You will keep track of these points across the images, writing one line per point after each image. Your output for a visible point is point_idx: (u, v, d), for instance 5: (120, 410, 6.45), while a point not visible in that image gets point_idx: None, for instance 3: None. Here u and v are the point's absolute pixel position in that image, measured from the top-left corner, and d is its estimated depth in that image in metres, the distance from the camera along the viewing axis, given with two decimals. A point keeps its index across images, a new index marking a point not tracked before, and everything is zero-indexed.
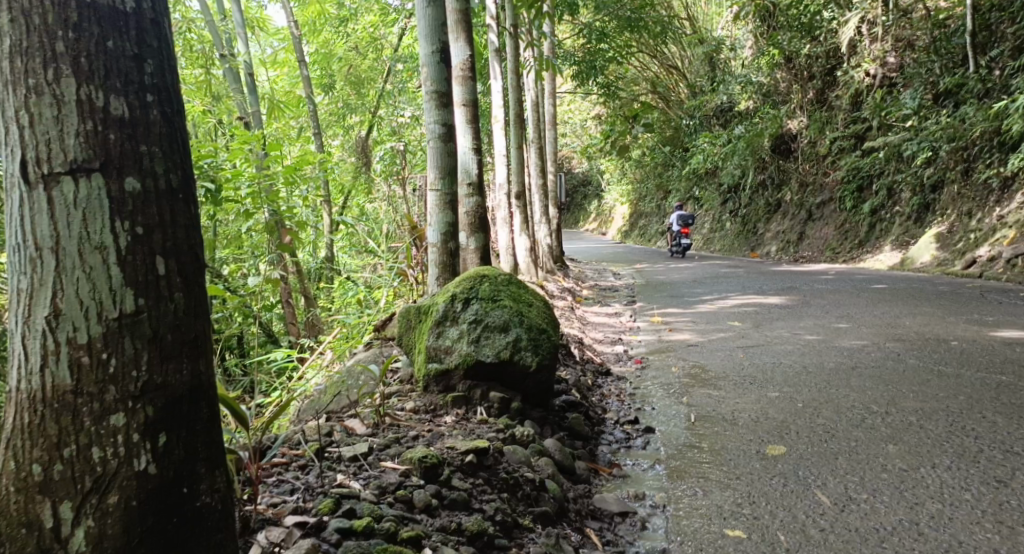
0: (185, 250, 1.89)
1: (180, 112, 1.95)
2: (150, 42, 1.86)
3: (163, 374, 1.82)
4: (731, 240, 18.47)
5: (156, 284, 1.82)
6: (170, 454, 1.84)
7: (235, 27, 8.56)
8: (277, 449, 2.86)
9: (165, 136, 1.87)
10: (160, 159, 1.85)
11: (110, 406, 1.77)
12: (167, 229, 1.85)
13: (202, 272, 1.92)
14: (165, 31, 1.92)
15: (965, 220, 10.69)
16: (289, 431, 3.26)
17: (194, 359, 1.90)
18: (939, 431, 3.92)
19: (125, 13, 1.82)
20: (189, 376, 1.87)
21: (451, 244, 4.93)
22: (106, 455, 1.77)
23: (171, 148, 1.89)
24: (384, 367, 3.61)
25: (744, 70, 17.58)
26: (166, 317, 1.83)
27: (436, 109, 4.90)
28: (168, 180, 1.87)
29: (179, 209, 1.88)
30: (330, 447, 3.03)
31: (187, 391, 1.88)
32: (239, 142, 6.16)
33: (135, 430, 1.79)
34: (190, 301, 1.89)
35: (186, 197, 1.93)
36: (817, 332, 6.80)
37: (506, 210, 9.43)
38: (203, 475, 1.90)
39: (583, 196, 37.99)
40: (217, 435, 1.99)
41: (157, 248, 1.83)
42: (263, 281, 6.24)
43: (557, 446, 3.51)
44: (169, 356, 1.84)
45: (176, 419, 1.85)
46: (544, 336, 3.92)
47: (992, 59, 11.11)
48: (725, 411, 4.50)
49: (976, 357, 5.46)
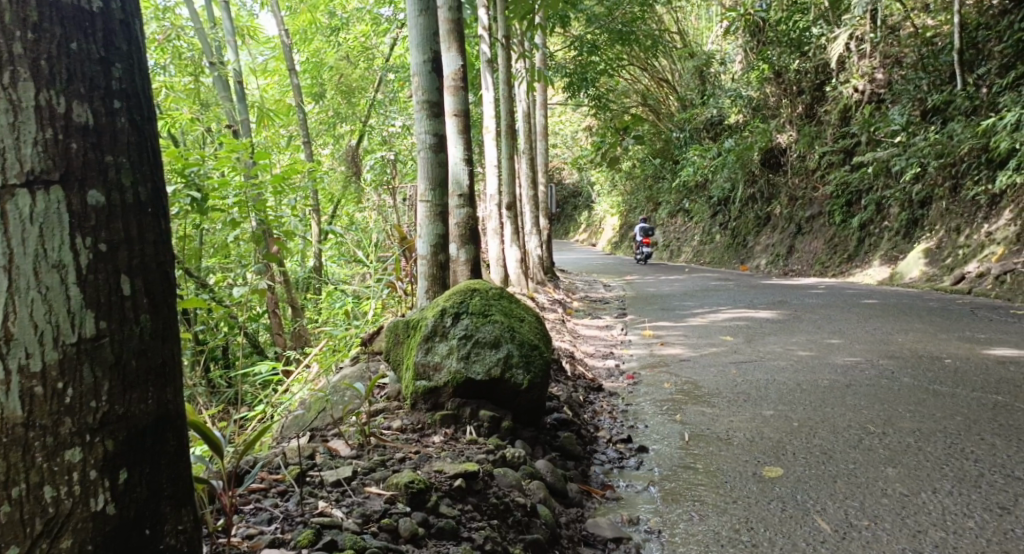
0: (151, 268, 1.80)
1: (148, 119, 1.86)
2: (118, 45, 1.77)
3: (126, 405, 1.72)
4: (720, 253, 18.45)
5: (120, 305, 1.73)
6: (132, 492, 1.74)
7: (224, 35, 8.42)
8: (255, 475, 2.76)
9: (133, 145, 1.78)
10: (127, 171, 1.76)
11: (66, 440, 1.65)
12: (133, 246, 1.76)
13: (169, 293, 1.84)
14: (132, 33, 1.83)
15: (954, 236, 10.69)
16: (269, 454, 3.14)
17: (159, 386, 1.81)
18: (937, 453, 3.85)
19: (92, 13, 1.72)
20: (154, 405, 1.78)
21: (441, 256, 4.84)
22: (60, 494, 1.65)
23: (139, 158, 1.80)
24: (371, 385, 3.50)
25: (733, 84, 17.62)
26: (131, 342, 1.74)
27: (427, 120, 4.81)
28: (136, 194, 1.78)
29: (146, 224, 1.79)
30: (311, 471, 2.92)
31: (151, 422, 1.78)
32: (227, 151, 6.04)
33: (93, 467, 1.68)
34: (156, 324, 1.81)
35: (154, 211, 1.84)
36: (809, 348, 6.74)
37: (497, 221, 9.34)
38: (166, 514, 1.82)
39: (573, 207, 38.00)
40: (181, 469, 1.89)
41: (122, 266, 1.74)
42: (249, 291, 6.12)
43: (548, 468, 3.41)
44: (133, 384, 1.74)
45: (137, 453, 1.75)
46: (535, 353, 3.83)
47: (980, 77, 11.16)
48: (720, 430, 4.41)
49: (969, 375, 5.40)
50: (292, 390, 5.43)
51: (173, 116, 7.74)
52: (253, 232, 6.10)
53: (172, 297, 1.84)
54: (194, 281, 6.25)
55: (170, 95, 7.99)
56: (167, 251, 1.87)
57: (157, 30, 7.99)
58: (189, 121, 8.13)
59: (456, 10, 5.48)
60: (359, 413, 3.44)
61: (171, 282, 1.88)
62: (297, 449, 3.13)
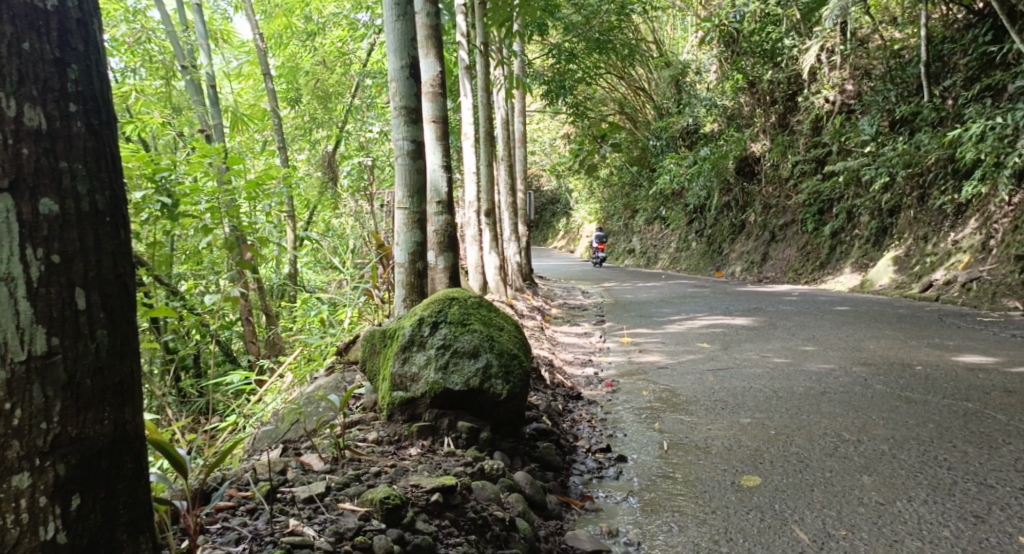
0: (110, 282, 1.87)
1: (108, 123, 1.93)
2: (74, 44, 1.84)
3: (79, 427, 1.80)
4: (696, 260, 18.54)
5: (74, 319, 1.80)
6: (86, 519, 1.81)
7: (197, 39, 8.29)
8: (222, 493, 2.68)
9: (89, 150, 1.85)
10: (82, 177, 1.83)
11: (14, 463, 1.73)
12: (89, 256, 1.83)
13: (128, 307, 1.91)
14: (91, 33, 1.90)
15: (922, 244, 10.81)
16: (239, 469, 3.07)
17: (116, 405, 1.88)
18: (911, 461, 3.85)
19: (46, 11, 1.80)
20: (110, 426, 1.86)
21: (419, 264, 4.78)
22: (10, 523, 1.73)
23: (96, 164, 1.87)
24: (346, 397, 3.43)
25: (708, 93, 17.75)
26: (86, 360, 1.82)
27: (404, 126, 4.76)
28: (92, 202, 1.85)
29: (103, 233, 1.87)
30: (283, 487, 2.84)
31: (107, 444, 1.86)
32: (199, 156, 5.95)
33: (42, 493, 1.76)
34: (115, 339, 1.88)
35: (115, 220, 1.91)
36: (784, 355, 6.75)
37: (475, 228, 9.30)
38: (123, 541, 1.89)
39: (551, 214, 38.03)
40: (140, 496, 1.96)
41: (77, 279, 1.81)
42: (222, 300, 6.01)
43: (528, 479, 3.36)
44: (88, 404, 1.82)
45: (90, 480, 1.83)
46: (515, 362, 3.78)
47: (946, 89, 11.34)
48: (698, 439, 4.39)
49: (940, 382, 5.44)
50: (264, 399, 5.35)
51: (144, 121, 7.60)
52: (226, 239, 6.00)
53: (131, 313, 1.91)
54: (165, 289, 6.14)
55: (141, 99, 7.86)
56: (127, 264, 1.94)
57: (128, 34, 7.86)
58: (161, 126, 8.00)
59: (434, 16, 5.42)
60: (333, 425, 3.38)
61: (133, 296, 1.95)
62: (270, 462, 3.05)
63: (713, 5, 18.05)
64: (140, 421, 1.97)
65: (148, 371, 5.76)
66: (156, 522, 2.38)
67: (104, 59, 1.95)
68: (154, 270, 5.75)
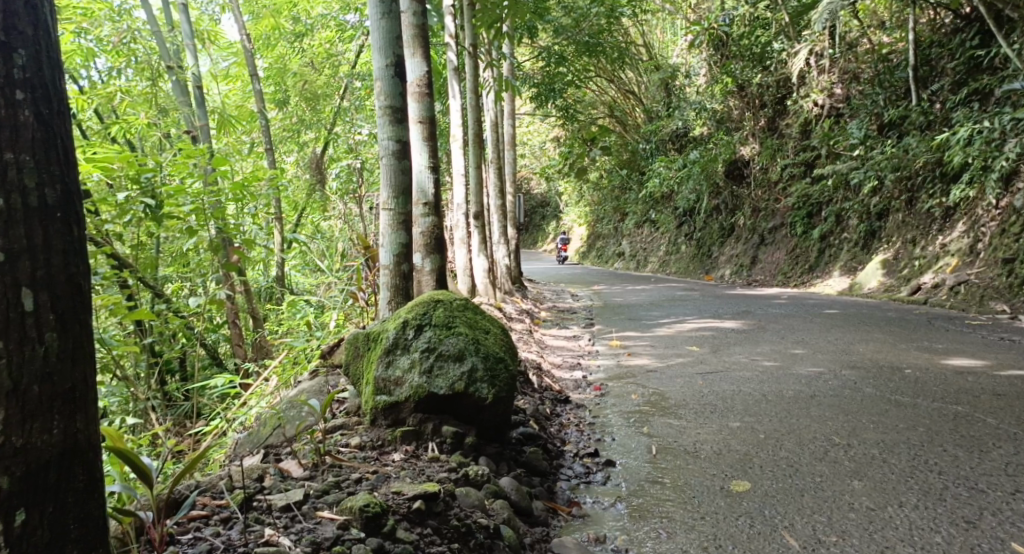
0: (59, 282, 1.88)
1: (62, 113, 1.93)
2: (22, 28, 1.86)
3: (26, 436, 1.82)
4: (685, 263, 18.52)
5: (21, 324, 1.82)
6: (31, 536, 1.82)
7: (183, 39, 8.17)
8: (195, 501, 2.61)
9: (39, 140, 1.86)
10: (31, 170, 1.84)
11: None
12: (36, 255, 1.84)
13: (79, 310, 1.91)
14: (43, 18, 1.91)
15: (910, 247, 10.82)
16: (215, 476, 2.99)
17: (68, 415, 1.89)
18: (902, 466, 3.81)
19: None
20: (58, 436, 1.87)
21: (404, 265, 4.72)
22: None
23: (46, 156, 1.87)
24: (326, 401, 3.36)
25: (697, 97, 17.75)
26: (34, 365, 1.83)
27: (389, 125, 4.69)
28: (42, 196, 1.86)
29: (53, 231, 1.87)
30: (259, 494, 2.76)
31: (55, 457, 1.86)
32: (182, 157, 5.88)
33: None
34: (65, 345, 1.89)
35: (67, 216, 1.91)
36: (773, 359, 6.71)
37: (464, 230, 9.23)
38: None
39: (541, 217, 37.96)
40: (96, 507, 1.96)
41: (24, 280, 1.82)
42: (207, 302, 5.94)
43: (514, 485, 3.30)
44: (35, 412, 1.83)
45: (35, 495, 1.83)
46: (501, 366, 3.72)
47: (933, 93, 11.36)
48: (687, 443, 4.35)
49: (929, 386, 5.41)
50: (249, 402, 5.28)
51: (129, 122, 7.49)
52: (211, 241, 5.93)
53: (83, 317, 1.92)
54: (149, 291, 6.08)
55: (126, 99, 7.76)
56: (80, 261, 1.94)
57: (113, 35, 7.76)
58: (146, 128, 7.89)
59: (421, 15, 5.36)
60: (313, 430, 3.32)
61: (88, 298, 1.96)
62: (247, 469, 2.98)
63: (703, 9, 18.08)
64: (95, 430, 1.97)
65: (133, 373, 5.70)
66: (121, 533, 2.40)
67: (58, 45, 1.96)
68: (138, 272, 5.68)
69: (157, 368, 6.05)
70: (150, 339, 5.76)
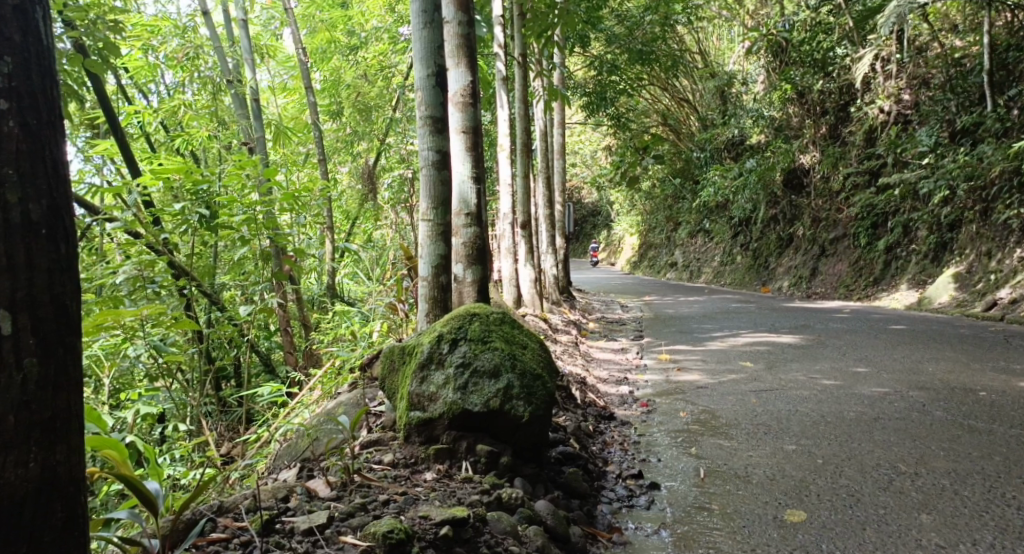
0: (42, 302, 1.77)
1: (53, 120, 1.83)
2: (10, 34, 1.77)
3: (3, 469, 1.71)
4: (741, 274, 18.10)
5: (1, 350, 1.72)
6: None
7: (243, 54, 8.11)
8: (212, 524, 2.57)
9: (23, 152, 1.76)
10: (14, 185, 1.74)
11: None
12: (19, 275, 1.74)
13: (63, 334, 1.81)
14: (32, 22, 1.81)
15: (985, 260, 10.36)
16: (239, 495, 2.94)
17: (46, 446, 1.78)
18: (976, 500, 3.58)
19: None
20: (36, 469, 1.75)
21: (443, 277, 4.65)
22: None
23: (31, 168, 1.77)
24: (356, 418, 3.32)
25: (755, 104, 17.38)
26: (11, 394, 1.72)
27: (430, 135, 4.62)
28: (25, 211, 1.76)
29: (37, 247, 1.77)
30: (282, 516, 2.72)
31: (33, 490, 1.75)
32: (236, 167, 5.88)
33: None
34: (47, 369, 1.78)
35: (54, 233, 1.81)
36: (835, 377, 6.43)
37: (511, 240, 9.14)
38: None
39: (592, 225, 37.64)
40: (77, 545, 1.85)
41: (4, 302, 1.72)
42: (259, 310, 5.91)
43: (549, 509, 3.17)
44: (12, 442, 1.73)
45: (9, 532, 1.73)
46: (538, 383, 3.60)
47: (1010, 98, 10.89)
48: (738, 466, 4.15)
49: (1006, 411, 5.10)
50: (292, 410, 5.29)
51: (190, 136, 7.51)
52: (263, 251, 5.86)
53: (67, 340, 1.81)
54: (205, 300, 6.11)
55: (187, 112, 7.89)
56: (67, 281, 1.83)
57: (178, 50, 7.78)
58: (207, 141, 7.83)
59: (466, 25, 5.28)
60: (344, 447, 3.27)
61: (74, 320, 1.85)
62: (273, 488, 2.93)
63: (762, 15, 17.75)
64: (77, 460, 1.85)
65: (189, 378, 5.74)
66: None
67: (52, 50, 1.87)
68: (196, 281, 5.67)
69: (214, 374, 6.09)
70: (209, 345, 5.77)
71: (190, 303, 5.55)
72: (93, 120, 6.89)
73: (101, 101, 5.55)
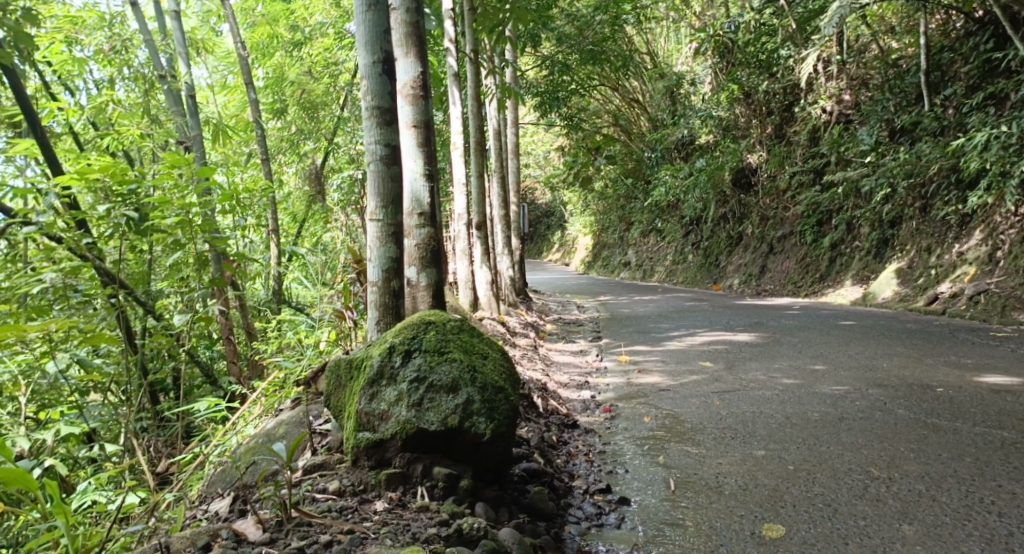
0: None
1: None
2: None
3: None
4: (692, 273, 18.03)
5: None
6: None
7: (176, 47, 7.52)
8: None
9: None
10: None
11: None
12: None
13: None
14: None
15: (925, 255, 10.38)
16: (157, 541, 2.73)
17: None
18: (955, 506, 3.44)
19: None
20: None
21: (394, 283, 4.35)
22: None
23: None
24: (294, 446, 3.04)
25: (703, 105, 17.39)
26: None
27: (377, 128, 4.32)
28: None
29: None
30: None
31: None
32: (167, 166, 5.47)
33: None
34: None
35: None
36: (793, 376, 6.29)
37: (466, 242, 8.86)
38: None
39: (546, 227, 37.57)
40: None
41: None
42: (195, 319, 5.50)
43: (514, 537, 2.93)
44: None
45: None
46: (500, 397, 3.34)
47: (946, 98, 11.00)
48: (709, 476, 3.94)
49: (967, 407, 5.00)
50: (233, 426, 4.97)
51: (120, 135, 7.05)
52: (199, 257, 5.47)
53: None
54: (139, 309, 5.70)
55: (117, 109, 7.41)
56: None
57: (104, 43, 7.20)
58: (138, 139, 7.27)
59: (415, 12, 4.94)
60: (279, 480, 3.02)
61: None
62: (194, 534, 2.77)
63: (709, 16, 17.82)
64: None
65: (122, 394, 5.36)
66: None
67: None
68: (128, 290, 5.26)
69: (150, 387, 5.72)
70: (143, 357, 5.38)
71: (120, 313, 5.15)
72: (13, 118, 6.34)
73: (17, 97, 5.09)
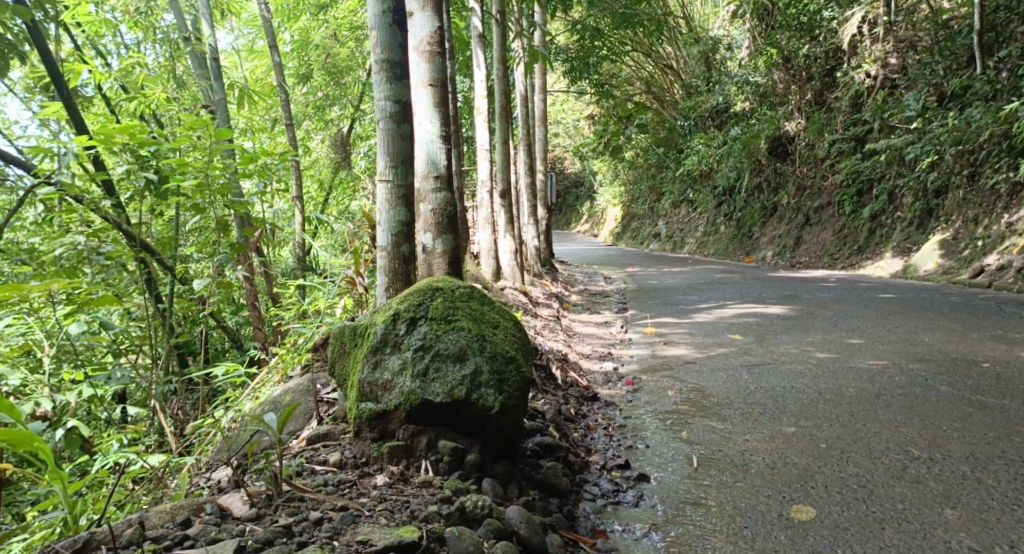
0: None
1: None
2: None
3: None
4: (724, 244, 17.63)
5: None
6: None
7: (200, 9, 7.36)
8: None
9: None
10: None
11: None
12: None
13: None
14: None
15: (971, 226, 9.97)
16: (138, 513, 2.67)
17: None
18: (1003, 489, 3.22)
19: None
20: None
21: (404, 248, 4.18)
22: None
23: None
24: (285, 418, 2.91)
25: (739, 70, 16.89)
26: None
27: (386, 83, 4.14)
28: None
29: None
30: (176, 549, 2.44)
31: None
32: (185, 128, 5.29)
33: None
34: None
35: None
36: (828, 350, 6.05)
37: (489, 209, 8.68)
38: None
39: (575, 197, 37.17)
40: None
41: None
42: (213, 284, 5.39)
43: (523, 516, 2.81)
44: None
45: None
46: (510, 367, 3.18)
47: (1000, 60, 10.48)
48: (734, 452, 3.76)
49: (1015, 384, 4.74)
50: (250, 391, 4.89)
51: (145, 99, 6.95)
52: (220, 221, 5.37)
53: None
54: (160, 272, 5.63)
55: (144, 72, 7.30)
56: None
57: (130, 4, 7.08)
58: (163, 102, 7.18)
59: None
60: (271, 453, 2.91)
61: None
62: (174, 509, 2.65)
63: None
64: None
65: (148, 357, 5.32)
66: None
67: None
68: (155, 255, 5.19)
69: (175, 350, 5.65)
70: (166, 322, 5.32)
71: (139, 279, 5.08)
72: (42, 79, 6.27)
73: (44, 62, 4.92)
